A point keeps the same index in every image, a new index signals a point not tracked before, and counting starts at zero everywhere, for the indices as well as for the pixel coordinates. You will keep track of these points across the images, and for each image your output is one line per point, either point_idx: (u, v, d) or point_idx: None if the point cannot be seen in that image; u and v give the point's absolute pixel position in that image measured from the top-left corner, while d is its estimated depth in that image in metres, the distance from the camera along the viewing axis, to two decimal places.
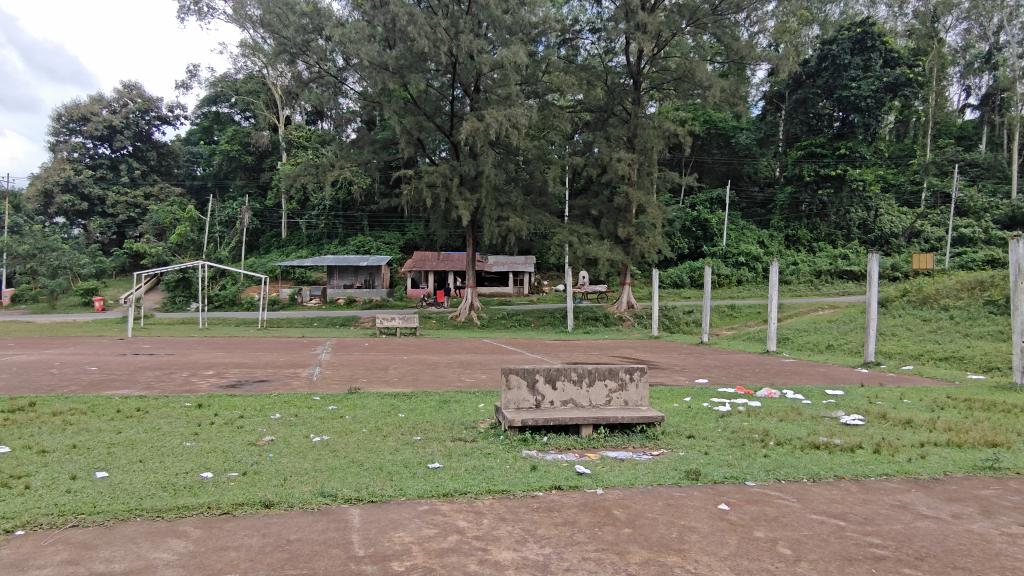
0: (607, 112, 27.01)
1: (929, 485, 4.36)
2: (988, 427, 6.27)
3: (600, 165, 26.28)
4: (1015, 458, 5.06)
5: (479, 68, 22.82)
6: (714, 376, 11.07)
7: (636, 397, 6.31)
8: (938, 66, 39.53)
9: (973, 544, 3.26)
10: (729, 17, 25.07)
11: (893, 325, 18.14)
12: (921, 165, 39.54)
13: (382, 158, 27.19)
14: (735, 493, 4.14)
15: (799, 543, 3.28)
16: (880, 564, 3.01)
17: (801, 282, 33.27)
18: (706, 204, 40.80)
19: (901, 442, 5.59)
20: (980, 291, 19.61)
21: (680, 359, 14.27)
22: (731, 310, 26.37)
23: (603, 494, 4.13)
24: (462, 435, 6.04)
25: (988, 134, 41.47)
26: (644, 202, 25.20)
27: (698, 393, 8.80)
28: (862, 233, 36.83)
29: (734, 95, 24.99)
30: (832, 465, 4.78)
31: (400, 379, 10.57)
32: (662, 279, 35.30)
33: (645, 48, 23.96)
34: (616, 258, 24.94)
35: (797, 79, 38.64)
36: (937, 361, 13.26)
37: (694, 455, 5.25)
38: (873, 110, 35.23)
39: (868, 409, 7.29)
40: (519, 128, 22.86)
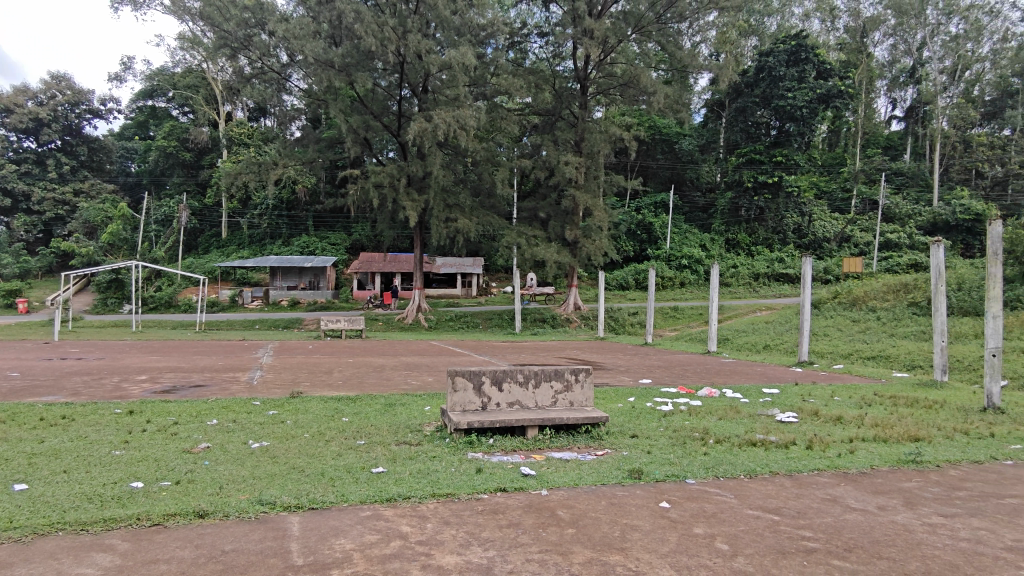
0: (554, 115, 27.27)
1: (858, 479, 4.57)
2: (911, 422, 6.63)
3: (547, 167, 26.44)
4: (934, 452, 5.36)
5: (427, 68, 22.65)
6: (658, 376, 11.31)
7: (581, 398, 6.39)
8: (867, 78, 41.63)
9: (896, 535, 3.42)
10: (672, 26, 25.62)
11: (826, 325, 19.00)
12: (851, 173, 41.53)
13: (327, 157, 26.61)
14: (676, 491, 4.22)
15: (735, 538, 3.37)
16: (810, 557, 3.12)
17: (740, 285, 34.36)
18: (651, 208, 41.63)
19: (832, 438, 5.83)
20: (905, 293, 20.75)
21: (625, 359, 14.54)
22: (675, 311, 27.04)
23: (547, 495, 4.16)
24: (407, 438, 5.97)
25: (912, 144, 43.94)
26: (591, 205, 25.53)
27: (641, 393, 8.95)
28: (797, 237, 38.30)
29: (678, 102, 25.61)
30: (767, 461, 4.95)
31: (345, 382, 10.38)
32: (608, 281, 35.81)
33: (592, 54, 24.31)
34: (563, 260, 25.17)
35: (737, 89, 40.04)
36: (865, 360, 13.94)
37: (637, 454, 5.33)
38: (807, 120, 36.89)
39: (802, 406, 7.59)
40: (467, 130, 22.85)
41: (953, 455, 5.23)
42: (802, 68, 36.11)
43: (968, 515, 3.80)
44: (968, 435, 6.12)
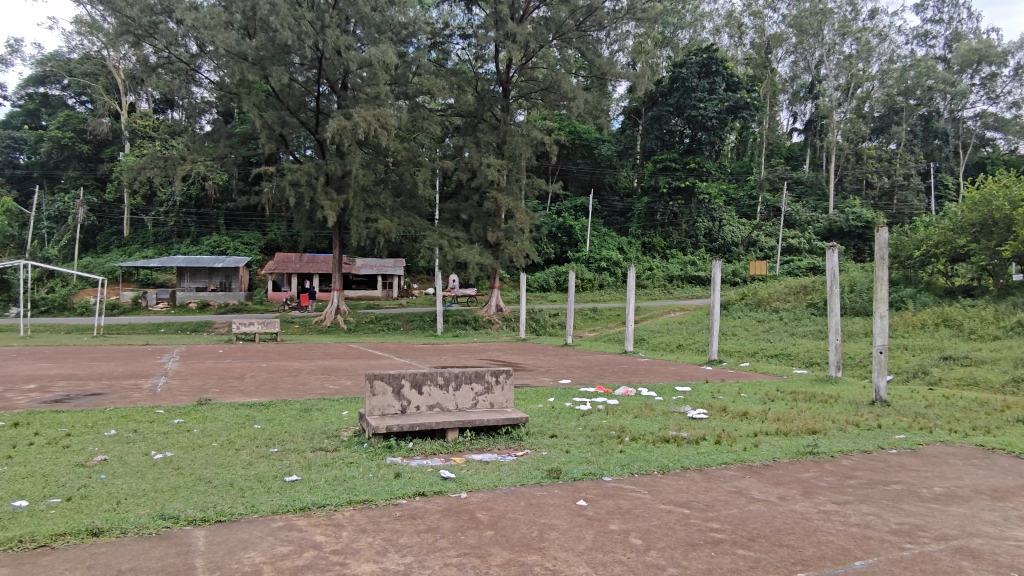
0: (476, 117, 27.29)
1: (761, 471, 4.82)
2: (809, 416, 7.06)
3: (470, 169, 26.36)
4: (829, 443, 5.74)
5: (347, 65, 22.05)
6: (577, 376, 11.51)
7: (502, 399, 6.42)
8: (770, 92, 44.07)
9: (796, 523, 3.62)
10: (592, 34, 26.15)
11: (734, 325, 19.95)
12: (757, 181, 43.88)
13: (240, 154, 25.40)
14: (592, 489, 4.31)
15: (649, 532, 3.47)
16: (717, 548, 3.26)
17: (656, 286, 35.62)
18: (571, 212, 42.28)
19: (738, 432, 6.13)
20: (804, 294, 22.16)
21: (546, 360, 14.70)
22: (594, 313, 27.63)
23: (466, 498, 4.14)
24: (323, 445, 5.79)
25: (810, 155, 46.90)
26: (513, 207, 25.75)
27: (561, 393, 9.08)
28: (708, 241, 39.99)
29: (597, 109, 26.19)
30: (680, 457, 5.13)
31: (257, 388, 9.94)
32: (529, 284, 36.22)
33: (514, 58, 24.51)
34: (486, 262, 25.29)
35: (652, 98, 41.51)
36: (768, 358, 14.77)
37: (556, 454, 5.41)
38: (717, 129, 38.68)
39: (711, 403, 7.95)
40: (388, 130, 22.51)
41: (844, 446, 5.63)
42: (712, 80, 37.90)
43: (859, 501, 4.09)
44: (859, 426, 6.60)
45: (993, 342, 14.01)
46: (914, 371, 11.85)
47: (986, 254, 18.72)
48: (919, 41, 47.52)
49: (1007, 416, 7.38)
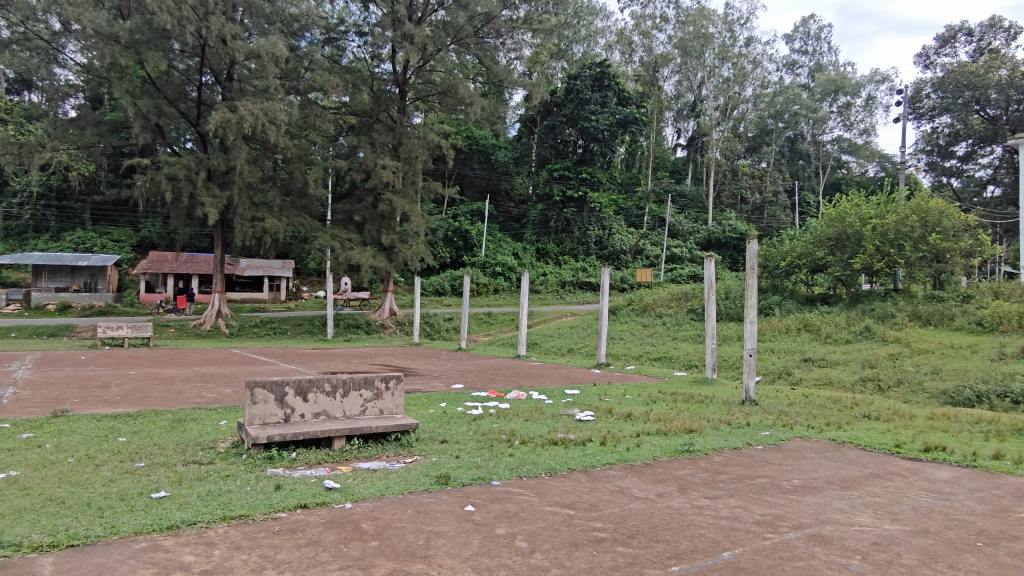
0: (372, 117, 26.69)
1: (642, 470, 5.04)
2: (687, 416, 7.48)
3: (364, 170, 25.71)
4: (705, 441, 6.11)
5: (232, 55, 20.93)
6: (469, 380, 11.50)
7: (392, 405, 6.28)
8: (657, 108, 46.26)
9: (671, 519, 3.80)
10: (489, 41, 26.28)
11: (622, 330, 20.78)
12: (644, 193, 45.89)
13: (110, 143, 23.32)
14: (480, 493, 4.32)
15: (534, 535, 3.52)
16: (599, 546, 3.36)
17: (549, 292, 36.50)
18: (467, 216, 42.23)
19: (622, 433, 6.36)
20: (685, 301, 23.49)
21: (438, 365, 14.60)
22: (488, 317, 27.74)
23: (351, 508, 4.01)
24: (196, 458, 5.41)
25: (692, 170, 49.73)
26: (408, 210, 25.35)
27: (453, 397, 9.06)
28: (598, 249, 41.38)
29: (494, 116, 26.46)
30: (567, 459, 5.25)
31: (123, 397, 9.12)
32: (424, 287, 35.83)
33: (411, 60, 24.31)
34: (379, 265, 24.83)
35: (547, 107, 42.46)
36: (652, 361, 15.50)
37: (446, 459, 5.39)
38: (608, 142, 40.33)
39: (597, 405, 8.23)
40: (277, 125, 21.56)
41: (717, 443, 6.00)
42: (605, 94, 39.52)
43: (728, 495, 4.37)
44: (731, 425, 7.07)
45: (847, 345, 15.53)
46: (779, 372, 12.89)
47: (840, 266, 20.68)
48: (787, 69, 52.00)
49: (855, 412, 8.20)
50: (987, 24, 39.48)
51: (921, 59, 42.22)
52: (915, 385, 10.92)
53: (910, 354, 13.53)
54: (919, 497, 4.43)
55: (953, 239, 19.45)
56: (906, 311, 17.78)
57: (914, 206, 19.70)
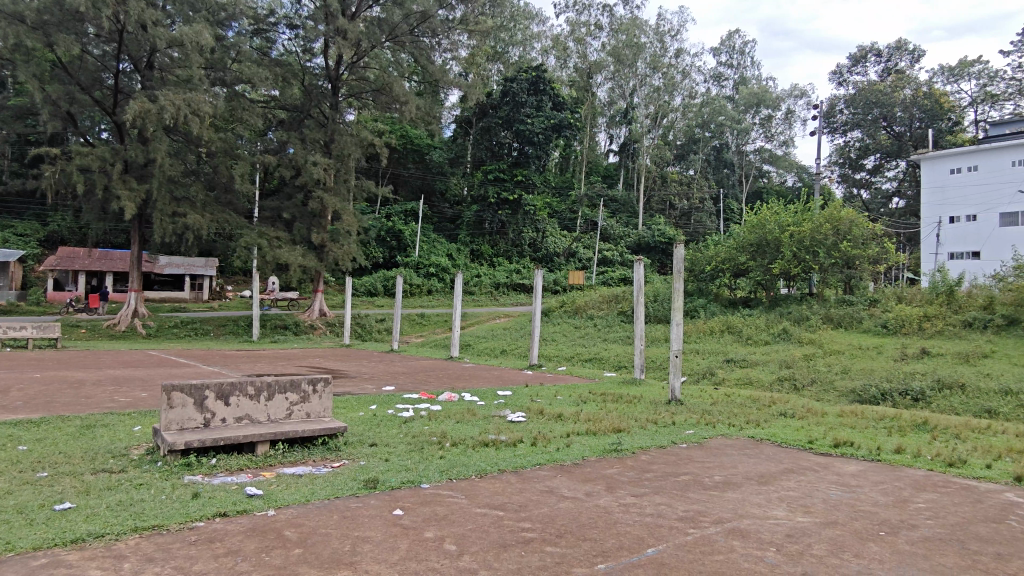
0: (302, 113, 25.91)
1: (571, 470, 5.11)
2: (616, 416, 7.63)
3: (294, 166, 24.99)
4: (633, 440, 6.25)
5: (153, 42, 19.92)
6: (401, 382, 11.34)
7: (319, 408, 6.11)
8: (591, 114, 47.04)
9: (598, 517, 3.88)
10: (424, 40, 25.99)
11: (554, 331, 21.02)
12: (578, 197, 46.54)
13: (13, 130, 21.66)
14: (409, 496, 4.27)
15: (463, 537, 3.51)
16: (528, 546, 3.37)
17: (482, 293, 36.63)
18: (401, 216, 41.69)
19: (552, 433, 6.44)
20: (616, 303, 24.04)
21: (369, 367, 14.34)
22: (421, 318, 27.46)
23: (273, 515, 3.87)
24: (106, 466, 5.10)
25: (624, 176, 50.82)
26: (340, 208, 24.77)
27: (384, 400, 8.91)
28: (532, 250, 41.76)
29: (429, 115, 26.27)
30: (497, 460, 5.26)
31: (26, 403, 8.49)
32: (355, 287, 35.16)
33: (344, 55, 23.81)
34: (309, 265, 24.15)
35: (483, 109, 42.47)
36: (583, 361, 15.75)
37: (374, 462, 5.29)
38: (543, 145, 40.76)
39: (529, 406, 8.28)
40: (200, 116, 20.66)
41: (644, 442, 6.15)
42: (540, 98, 39.91)
43: (653, 493, 4.48)
44: (657, 424, 7.26)
45: (765, 346, 16.31)
46: (703, 372, 13.38)
47: (761, 271, 21.64)
48: (714, 81, 53.99)
49: (773, 411, 8.59)
50: (894, 46, 42.36)
51: (835, 77, 44.79)
52: (827, 383, 11.56)
53: (822, 354, 14.33)
54: (830, 490, 4.68)
55: (862, 247, 20.76)
56: (819, 315, 18.80)
57: (828, 215, 20.85)
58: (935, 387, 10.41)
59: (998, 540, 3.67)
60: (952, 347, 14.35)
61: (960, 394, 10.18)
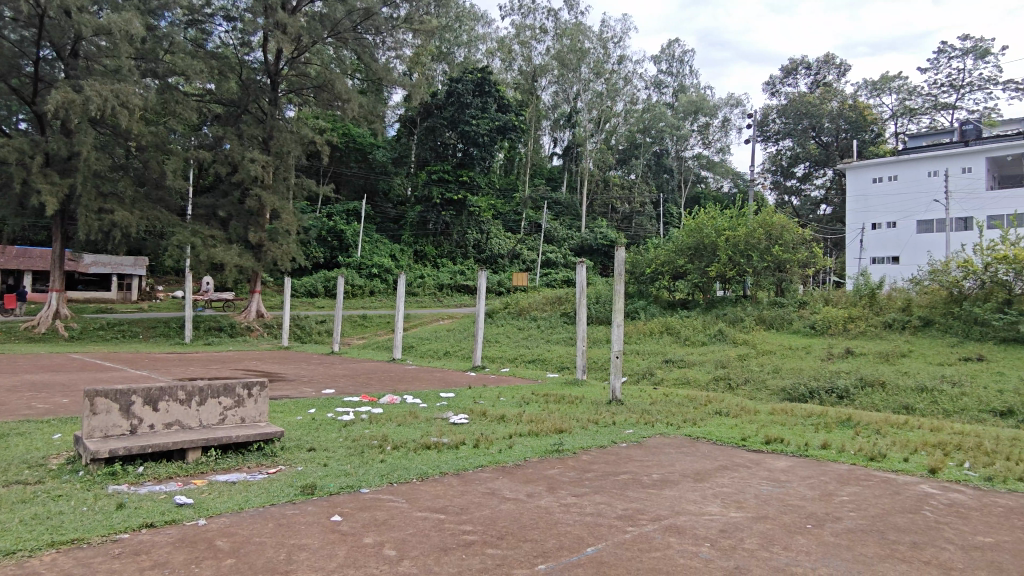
0: (239, 107, 24.91)
1: (513, 471, 5.12)
2: (558, 416, 7.69)
3: (230, 163, 24.19)
4: (573, 441, 6.32)
5: (78, 29, 18.90)
6: (341, 385, 11.10)
7: (254, 413, 5.94)
8: (535, 117, 47.35)
9: (539, 518, 3.90)
10: (367, 37, 25.57)
11: (498, 332, 21.09)
12: (522, 199, 46.75)
13: None
14: (349, 502, 4.18)
15: (403, 542, 3.46)
16: (468, 549, 3.36)
17: (426, 294, 36.40)
18: (343, 215, 40.93)
19: (494, 435, 6.44)
20: (559, 304, 24.33)
21: (308, 369, 13.97)
22: (364, 320, 27.04)
23: (205, 525, 3.72)
24: (21, 477, 4.79)
25: (567, 179, 51.38)
26: (278, 207, 24.10)
27: (323, 403, 8.72)
28: (477, 252, 41.66)
29: (371, 114, 25.87)
30: (439, 463, 5.22)
31: None
32: (295, 288, 34.31)
33: (283, 50, 23.17)
34: (246, 265, 23.41)
35: (427, 109, 42.12)
36: (526, 363, 15.83)
37: (312, 467, 5.17)
38: (487, 147, 40.81)
39: (471, 408, 8.26)
40: (130, 108, 19.73)
41: (585, 442, 6.23)
42: (485, 99, 39.95)
43: (593, 492, 4.53)
44: (598, 424, 7.36)
45: (702, 347, 16.80)
46: (643, 372, 13.68)
47: (698, 273, 22.28)
48: (655, 88, 55.15)
49: (708, 409, 8.86)
50: (823, 60, 44.41)
51: (769, 87, 46.58)
52: (759, 383, 11.97)
53: (755, 354, 14.88)
54: (761, 485, 4.86)
55: (792, 251, 21.65)
56: (752, 316, 19.52)
57: (761, 220, 21.70)
58: (858, 385, 10.97)
59: (914, 529, 3.88)
60: (874, 347, 15.16)
61: (881, 391, 10.74)
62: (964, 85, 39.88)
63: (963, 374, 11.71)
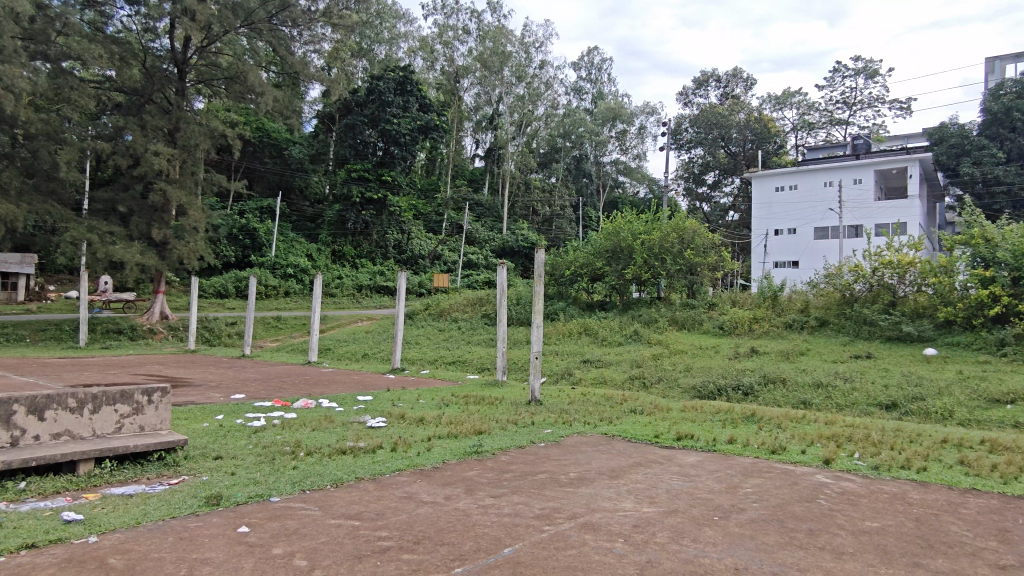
0: (143, 97, 23.24)
1: (430, 473, 5.07)
2: (478, 418, 7.67)
3: (131, 156, 22.72)
4: (492, 442, 6.32)
5: None
6: (251, 390, 10.64)
7: (155, 420, 5.58)
8: (457, 119, 47.22)
9: (457, 521, 3.86)
10: (283, 30, 24.66)
11: (418, 334, 20.83)
12: (444, 200, 46.46)
13: None
14: (257, 512, 4.00)
15: (314, 551, 3.34)
16: (383, 556, 3.28)
17: (344, 295, 35.54)
18: (256, 213, 39.27)
19: (413, 438, 6.36)
20: (480, 306, 24.31)
21: (216, 374, 13.29)
22: (278, 322, 26.00)
23: (95, 542, 3.46)
24: None
25: (489, 180, 51.49)
26: (186, 202, 22.83)
27: (232, 409, 8.31)
28: (397, 252, 41.00)
29: (287, 109, 25.06)
30: (354, 468, 5.10)
31: None
32: (203, 288, 32.66)
33: (192, 38, 21.94)
34: (148, 264, 22.02)
35: (347, 105, 41.09)
36: (447, 364, 15.74)
37: (219, 477, 4.91)
38: (409, 146, 40.27)
39: (389, 411, 8.11)
40: (15, 93, 18.14)
41: (504, 443, 6.25)
42: (407, 98, 39.44)
43: (511, 492, 4.55)
44: (517, 424, 7.42)
45: (619, 348, 17.22)
46: (562, 373, 13.88)
47: (615, 275, 22.95)
48: (575, 94, 56.26)
49: (624, 407, 9.11)
50: (731, 74, 46.74)
51: (681, 97, 48.55)
52: (672, 381, 12.45)
53: (669, 354, 15.43)
54: (672, 481, 5.03)
55: (703, 255, 22.61)
56: (666, 317, 20.27)
57: (674, 225, 22.60)
58: (762, 382, 11.60)
59: (809, 517, 4.14)
60: (776, 346, 16.02)
61: (782, 387, 11.39)
62: (855, 103, 43.00)
63: (854, 371, 12.60)
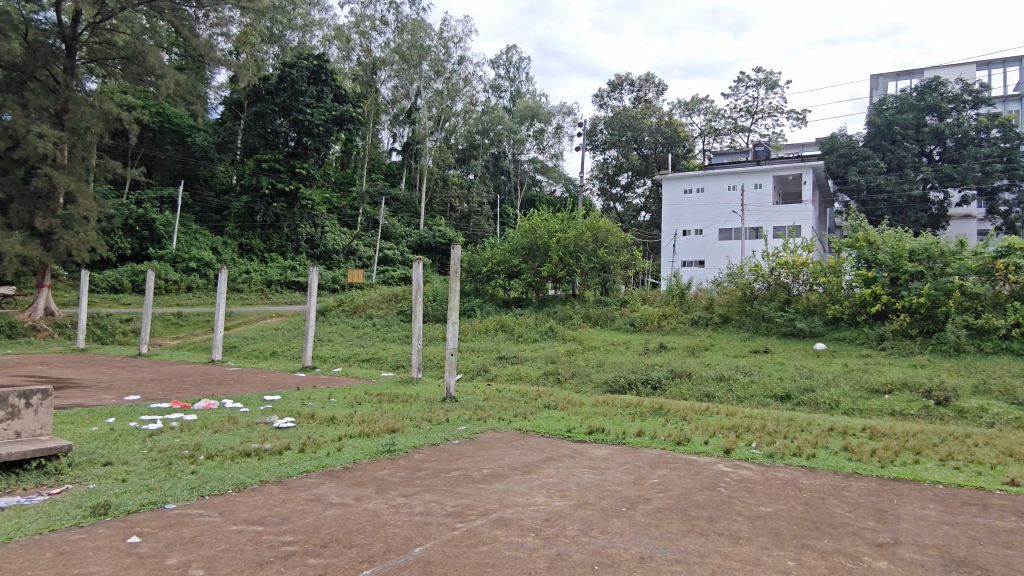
0: (24, 73, 21.15)
1: (340, 474, 4.93)
2: (391, 416, 7.52)
3: (10, 137, 20.71)
4: (406, 440, 6.23)
5: None
6: (147, 390, 9.99)
7: (33, 426, 5.14)
8: (374, 111, 46.19)
9: (367, 522, 3.78)
10: (186, 9, 23.20)
11: (330, 331, 20.27)
12: (359, 193, 45.36)
13: None
14: (150, 521, 3.75)
15: (212, 560, 3.17)
16: (288, 561, 3.16)
17: (252, 291, 34.02)
18: (155, 203, 36.90)
19: (322, 438, 6.16)
20: (396, 303, 23.92)
21: (107, 374, 12.39)
22: (178, 318, 24.53)
23: None
24: None
25: (406, 175, 50.74)
26: (75, 189, 21.14)
27: (125, 411, 7.76)
28: (309, 247, 39.67)
29: (190, 94, 23.78)
30: (259, 471, 4.88)
31: None
32: (94, 282, 30.31)
33: (82, 11, 20.27)
34: (30, 255, 20.28)
35: (256, 93, 39.30)
36: (360, 362, 15.42)
37: (107, 484, 4.57)
38: (322, 138, 39.01)
39: (299, 410, 7.82)
40: None
41: (418, 441, 6.16)
42: (321, 88, 38.22)
43: (423, 491, 4.51)
44: (431, 422, 7.34)
45: (534, 344, 17.43)
46: (477, 370, 13.89)
47: (531, 273, 23.27)
48: (493, 91, 56.43)
49: (539, 403, 9.23)
50: (644, 79, 48.29)
51: (597, 99, 49.70)
52: (585, 376, 12.76)
53: (581, 349, 15.83)
54: (583, 474, 5.14)
55: (615, 253, 23.24)
56: (579, 314, 20.73)
57: (589, 224, 23.09)
58: (669, 376, 12.10)
59: (710, 505, 4.34)
60: (682, 342, 16.75)
61: (688, 381, 11.91)
62: (757, 112, 45.51)
63: (752, 364, 13.38)
